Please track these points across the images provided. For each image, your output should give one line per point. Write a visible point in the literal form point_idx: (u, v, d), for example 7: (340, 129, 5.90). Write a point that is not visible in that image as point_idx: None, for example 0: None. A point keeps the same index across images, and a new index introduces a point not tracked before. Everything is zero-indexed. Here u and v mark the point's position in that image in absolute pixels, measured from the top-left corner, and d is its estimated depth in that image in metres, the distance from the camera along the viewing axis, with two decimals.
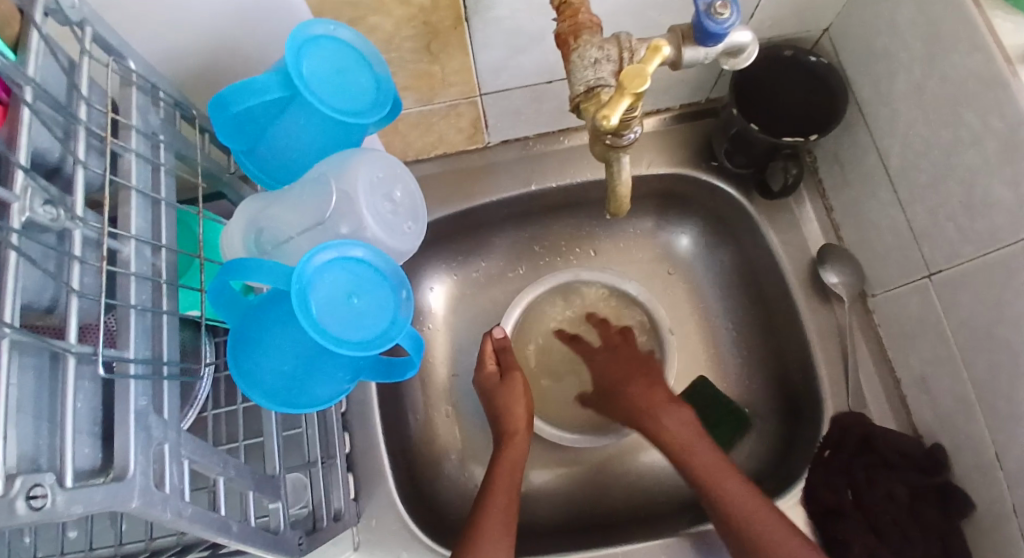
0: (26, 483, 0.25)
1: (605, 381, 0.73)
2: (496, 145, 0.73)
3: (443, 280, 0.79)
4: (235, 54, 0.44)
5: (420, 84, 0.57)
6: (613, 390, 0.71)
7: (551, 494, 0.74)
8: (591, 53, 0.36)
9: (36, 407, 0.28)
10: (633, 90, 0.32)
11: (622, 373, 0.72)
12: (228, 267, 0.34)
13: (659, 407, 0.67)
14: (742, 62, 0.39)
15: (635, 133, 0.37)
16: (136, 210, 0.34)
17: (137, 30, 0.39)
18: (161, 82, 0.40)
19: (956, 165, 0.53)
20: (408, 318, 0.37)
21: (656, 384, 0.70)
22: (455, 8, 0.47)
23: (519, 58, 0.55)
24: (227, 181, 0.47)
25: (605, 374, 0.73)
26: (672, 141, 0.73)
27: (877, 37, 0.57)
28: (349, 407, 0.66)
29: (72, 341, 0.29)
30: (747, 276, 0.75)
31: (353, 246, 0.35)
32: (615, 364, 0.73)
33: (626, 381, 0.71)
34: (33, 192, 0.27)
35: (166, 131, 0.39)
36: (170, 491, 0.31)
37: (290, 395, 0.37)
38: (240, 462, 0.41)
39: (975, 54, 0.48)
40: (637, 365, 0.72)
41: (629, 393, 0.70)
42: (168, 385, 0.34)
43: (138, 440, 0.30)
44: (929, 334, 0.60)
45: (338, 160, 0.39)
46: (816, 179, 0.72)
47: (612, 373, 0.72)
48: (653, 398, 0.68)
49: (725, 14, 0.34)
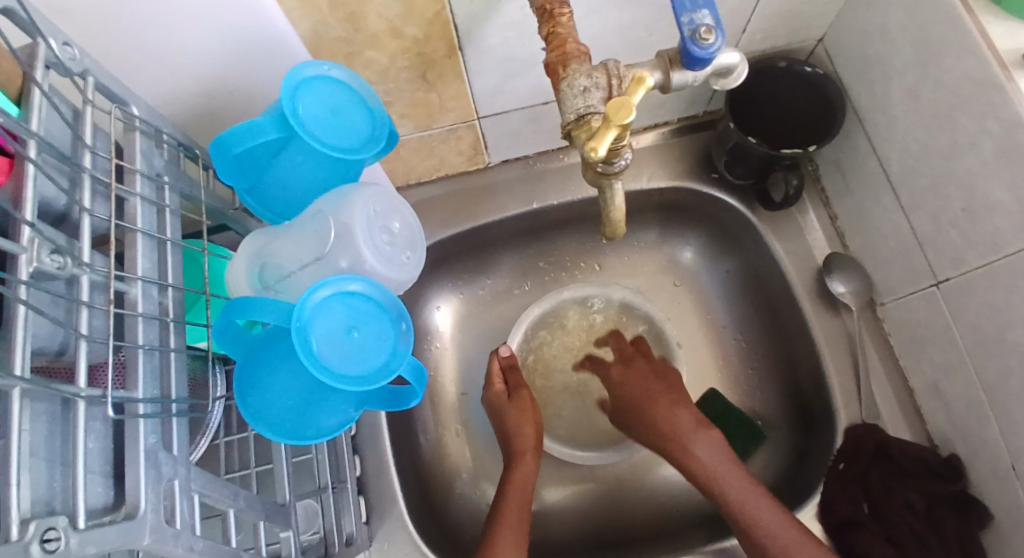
0: (41, 526, 0.25)
1: (628, 398, 0.70)
2: (497, 164, 0.73)
3: (449, 299, 0.79)
4: (235, 94, 0.46)
5: (418, 112, 0.58)
6: (638, 410, 0.68)
7: (566, 512, 0.73)
8: (580, 81, 0.37)
9: (48, 451, 0.29)
10: (619, 122, 0.33)
11: (647, 390, 0.69)
12: (232, 305, 0.34)
13: (688, 434, 0.64)
14: (732, 82, 0.39)
15: (625, 160, 0.38)
16: (142, 252, 0.35)
17: (141, 74, 0.41)
18: (164, 125, 0.41)
19: (955, 169, 0.53)
20: (408, 349, 0.37)
21: (680, 407, 0.67)
22: (448, 38, 0.48)
23: (513, 82, 0.56)
24: (232, 216, 0.48)
25: (627, 390, 0.70)
26: (671, 155, 0.73)
27: (869, 46, 0.57)
28: (359, 430, 0.66)
29: (81, 386, 0.30)
30: (753, 286, 0.75)
31: (350, 280, 0.35)
32: (635, 380, 0.71)
33: (651, 403, 0.67)
34: (41, 243, 0.28)
35: (170, 171, 0.40)
36: (181, 527, 0.32)
37: (297, 428, 0.37)
38: (250, 494, 0.41)
39: (968, 59, 0.48)
40: (658, 381, 0.70)
41: (653, 413, 0.67)
42: (176, 422, 0.35)
43: (148, 477, 0.31)
44: (939, 340, 0.59)
45: (335, 196, 0.40)
46: (818, 188, 0.72)
47: (637, 391, 0.69)
48: (677, 420, 0.65)
49: (710, 39, 0.34)
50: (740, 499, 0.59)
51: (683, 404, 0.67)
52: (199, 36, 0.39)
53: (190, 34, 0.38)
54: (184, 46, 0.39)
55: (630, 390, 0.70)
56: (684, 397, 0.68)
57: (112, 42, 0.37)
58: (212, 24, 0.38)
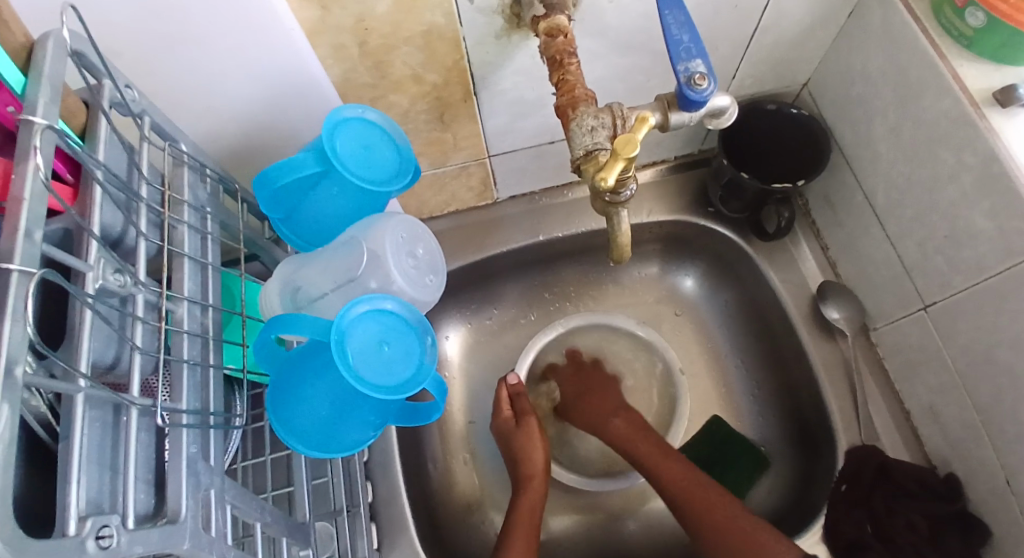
0: (96, 523, 0.27)
1: (568, 395, 0.77)
2: (504, 200, 0.78)
3: (457, 328, 0.82)
4: (271, 133, 0.50)
5: (433, 150, 0.62)
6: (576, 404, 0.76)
7: (573, 540, 0.74)
8: (588, 121, 0.41)
9: (101, 455, 0.31)
10: (626, 155, 0.37)
11: (582, 389, 0.77)
12: (275, 321, 0.37)
13: (610, 414, 0.74)
14: (724, 122, 0.43)
15: (630, 190, 0.42)
16: (188, 275, 0.39)
17: (185, 112, 0.45)
18: (208, 160, 0.45)
19: (937, 200, 0.57)
20: (432, 364, 0.40)
21: (610, 396, 0.75)
22: (464, 84, 0.52)
23: (523, 123, 0.61)
24: (262, 246, 0.52)
25: (568, 390, 0.77)
26: (670, 190, 0.77)
27: (852, 87, 0.63)
28: (372, 456, 0.68)
29: (135, 395, 0.32)
30: (750, 313, 0.78)
31: (384, 299, 0.39)
32: (573, 381, 0.78)
33: (585, 396, 0.76)
34: (105, 262, 0.32)
35: (211, 203, 0.44)
36: (215, 535, 0.35)
37: (327, 438, 0.40)
38: (274, 509, 0.43)
39: (943, 97, 0.53)
40: (591, 378, 0.78)
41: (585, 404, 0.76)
42: (214, 433, 0.37)
43: (188, 485, 0.33)
44: (932, 362, 0.62)
45: (365, 226, 0.43)
46: (808, 220, 0.76)
47: (574, 389, 0.77)
48: (604, 408, 0.74)
49: (703, 84, 0.38)
50: (625, 439, 0.71)
51: (612, 393, 0.76)
52: (240, 78, 0.43)
53: (234, 76, 0.42)
54: (226, 89, 0.43)
55: (569, 388, 0.78)
56: (613, 388, 0.77)
57: (167, 86, 0.42)
58: (252, 65, 0.42)
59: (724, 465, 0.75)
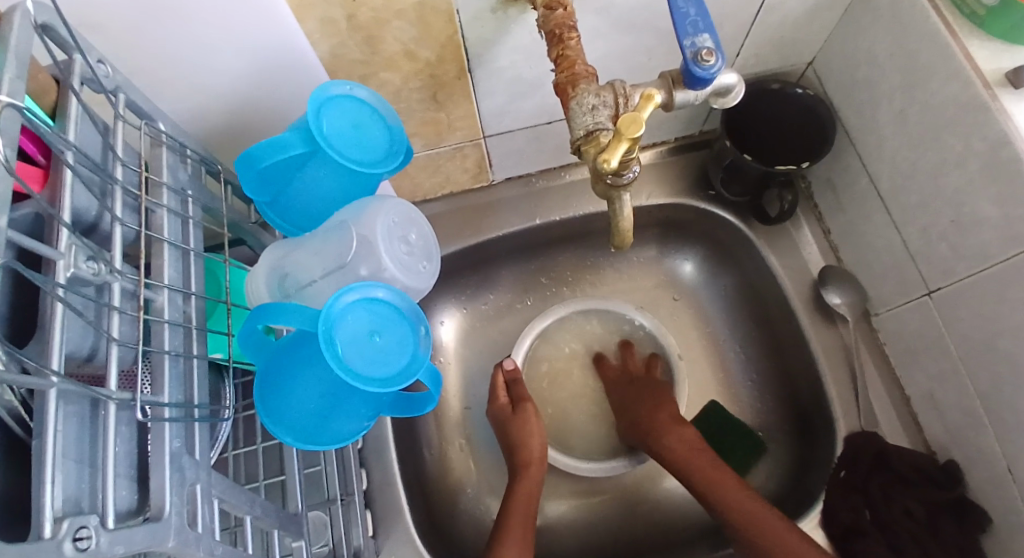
0: (73, 525, 0.25)
1: (617, 400, 0.74)
2: (500, 182, 0.76)
3: (452, 314, 0.80)
4: (257, 112, 0.48)
5: (427, 131, 0.60)
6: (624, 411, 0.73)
7: (571, 526, 0.73)
8: (589, 99, 0.39)
9: (78, 452, 0.30)
10: (630, 135, 0.35)
11: (634, 397, 0.73)
12: (259, 310, 0.36)
13: (664, 428, 0.69)
14: (730, 101, 0.41)
15: (634, 172, 0.40)
16: (168, 261, 0.37)
17: (166, 90, 0.42)
18: (189, 141, 0.43)
19: (943, 185, 0.55)
20: (426, 354, 0.38)
21: (663, 406, 0.71)
22: (459, 61, 0.50)
23: (519, 103, 0.59)
24: (249, 230, 0.50)
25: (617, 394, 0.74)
26: (670, 172, 0.76)
27: (859, 68, 0.61)
28: (366, 443, 0.67)
29: (113, 389, 0.31)
30: (750, 299, 0.77)
31: (375, 287, 0.37)
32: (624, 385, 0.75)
33: (635, 405, 0.72)
34: (77, 249, 0.30)
35: (193, 185, 0.42)
36: (202, 530, 0.33)
37: (317, 431, 0.38)
38: (265, 502, 0.42)
39: (953, 79, 0.51)
40: (645, 388, 0.73)
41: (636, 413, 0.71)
42: (199, 426, 0.36)
43: (172, 481, 0.32)
44: (933, 350, 0.61)
45: (356, 209, 0.42)
46: (811, 203, 0.75)
47: (625, 395, 0.74)
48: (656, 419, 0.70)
49: (711, 61, 0.36)
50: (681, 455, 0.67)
51: (664, 404, 0.71)
52: (224, 55, 0.40)
53: (216, 53, 0.40)
54: (210, 64, 0.41)
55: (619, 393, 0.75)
56: (667, 398, 0.72)
57: (145, 63, 0.39)
58: (235, 40, 0.39)
59: (721, 451, 0.74)
